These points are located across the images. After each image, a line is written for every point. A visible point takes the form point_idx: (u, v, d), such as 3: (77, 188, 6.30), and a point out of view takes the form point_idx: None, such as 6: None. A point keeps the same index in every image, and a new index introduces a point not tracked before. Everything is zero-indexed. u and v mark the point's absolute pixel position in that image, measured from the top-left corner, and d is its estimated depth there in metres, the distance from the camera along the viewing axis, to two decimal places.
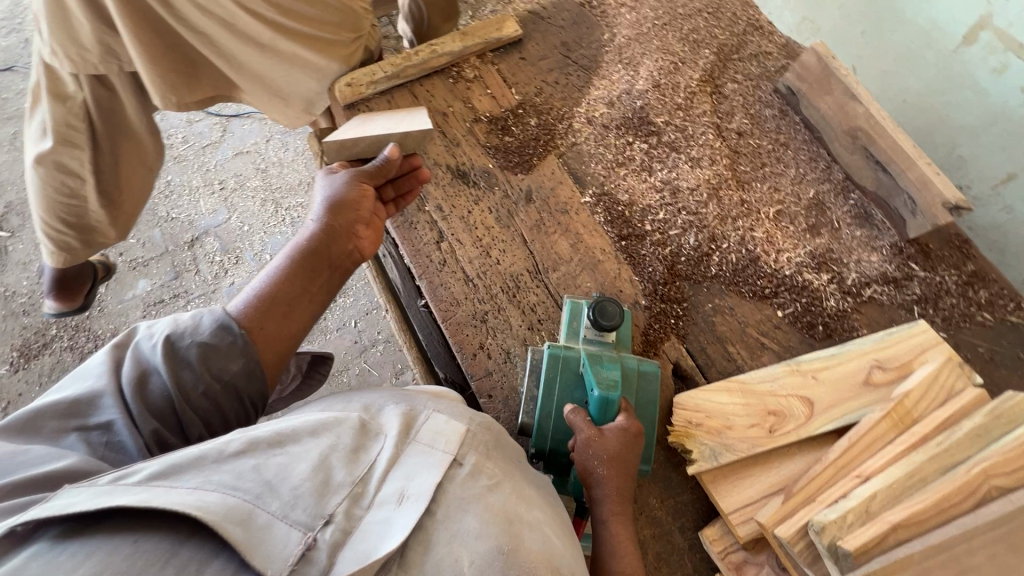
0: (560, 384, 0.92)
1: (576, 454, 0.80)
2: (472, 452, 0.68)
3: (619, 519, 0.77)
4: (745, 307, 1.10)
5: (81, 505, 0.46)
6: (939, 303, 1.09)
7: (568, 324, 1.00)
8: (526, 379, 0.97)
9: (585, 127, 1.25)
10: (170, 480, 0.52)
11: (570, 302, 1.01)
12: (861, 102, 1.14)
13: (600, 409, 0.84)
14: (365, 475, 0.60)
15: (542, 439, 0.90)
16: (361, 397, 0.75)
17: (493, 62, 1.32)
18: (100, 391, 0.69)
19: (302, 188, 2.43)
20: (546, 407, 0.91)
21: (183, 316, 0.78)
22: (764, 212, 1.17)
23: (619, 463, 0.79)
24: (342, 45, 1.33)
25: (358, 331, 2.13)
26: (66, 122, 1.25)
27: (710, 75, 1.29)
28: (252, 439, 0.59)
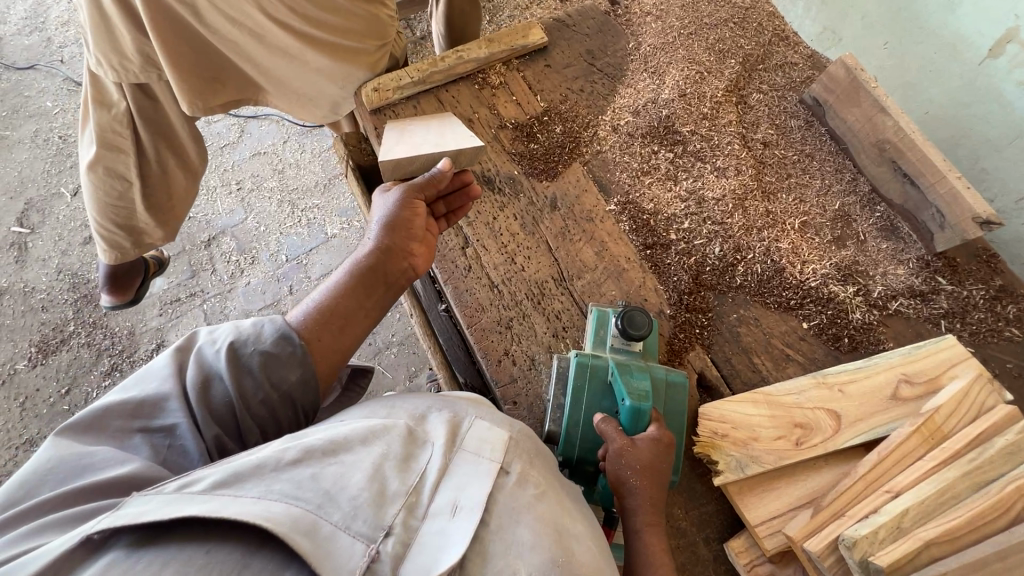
0: (589, 393, 0.92)
1: (608, 465, 0.81)
2: (517, 460, 0.72)
3: (652, 528, 0.77)
4: (770, 318, 1.10)
5: (152, 514, 0.51)
6: (966, 318, 1.08)
7: (594, 333, 1.00)
8: (552, 386, 0.97)
9: (611, 135, 1.25)
10: (233, 489, 0.56)
11: (597, 310, 1.01)
12: (889, 115, 1.13)
13: (631, 419, 0.84)
14: (417, 484, 0.65)
15: (569, 447, 0.91)
16: (404, 403, 0.78)
17: (519, 69, 1.33)
18: (165, 394, 0.72)
19: (318, 190, 2.45)
20: (574, 416, 0.91)
21: (245, 324, 0.81)
22: (790, 223, 1.16)
23: (651, 473, 0.79)
24: (367, 52, 1.33)
25: (373, 333, 2.14)
26: (112, 129, 1.28)
27: (736, 85, 1.30)
28: (307, 449, 0.63)
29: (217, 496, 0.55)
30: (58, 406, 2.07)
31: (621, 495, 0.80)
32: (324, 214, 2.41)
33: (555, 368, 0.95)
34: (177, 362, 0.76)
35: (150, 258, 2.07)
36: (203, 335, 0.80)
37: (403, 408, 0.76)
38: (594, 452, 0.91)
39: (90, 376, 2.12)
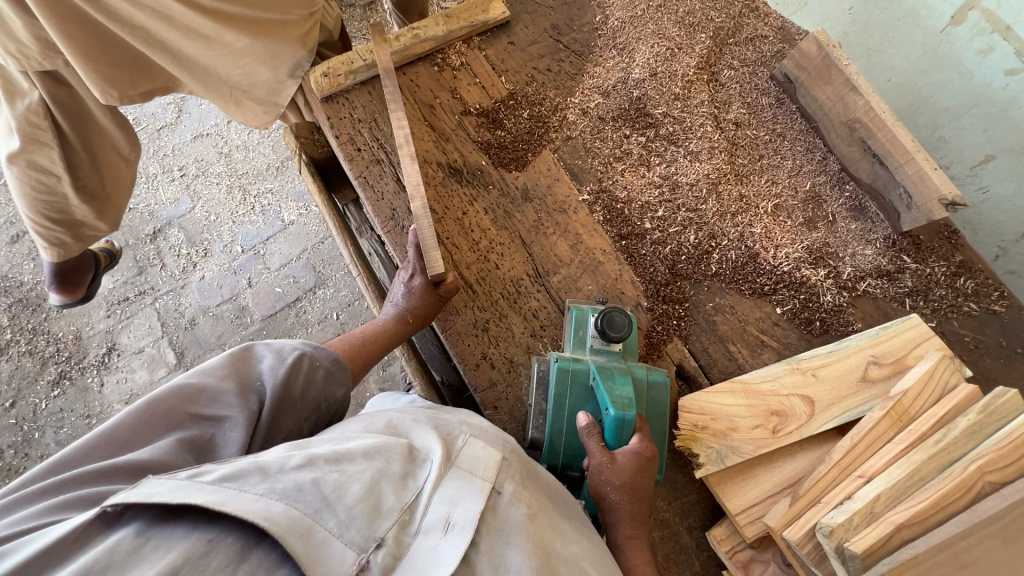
0: (570, 399, 0.93)
1: (593, 480, 0.85)
2: (508, 480, 0.75)
3: (633, 544, 0.83)
4: (745, 305, 1.10)
5: (161, 496, 0.55)
6: (929, 295, 1.12)
7: (574, 333, 0.99)
8: (533, 392, 0.97)
9: (581, 119, 1.19)
10: (237, 482, 0.59)
11: (575, 310, 1.00)
12: (861, 94, 1.10)
13: (615, 432, 0.86)
14: (412, 501, 0.67)
15: (552, 454, 0.93)
16: (395, 414, 0.83)
17: (480, 47, 1.24)
18: (223, 389, 0.84)
19: (270, 173, 2.29)
20: (557, 423, 0.92)
21: (299, 346, 0.95)
22: (762, 206, 1.15)
23: (632, 489, 0.83)
24: (293, 26, 1.19)
25: (341, 323, 2.11)
26: (28, 122, 1.13)
27: (707, 62, 1.24)
28: (310, 456, 0.66)
29: (223, 488, 0.57)
30: (4, 421, 1.94)
31: (603, 509, 0.85)
32: (279, 200, 2.26)
33: (537, 372, 0.95)
34: (235, 366, 0.88)
35: (99, 250, 1.90)
36: (261, 344, 0.93)
37: (403, 426, 0.79)
38: (577, 458, 0.93)
39: (37, 387, 1.99)
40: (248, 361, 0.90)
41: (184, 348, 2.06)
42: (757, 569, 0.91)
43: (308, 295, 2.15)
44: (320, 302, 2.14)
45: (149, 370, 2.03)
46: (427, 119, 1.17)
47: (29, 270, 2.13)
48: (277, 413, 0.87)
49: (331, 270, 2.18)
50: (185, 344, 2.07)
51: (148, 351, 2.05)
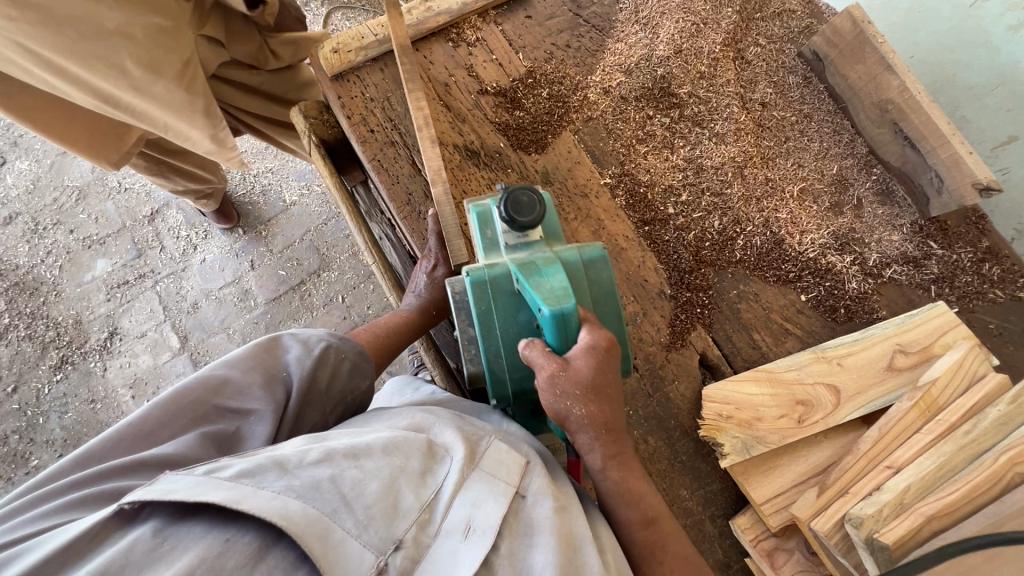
0: (497, 313, 0.87)
1: (549, 403, 0.78)
2: (534, 479, 0.73)
3: (616, 465, 0.78)
4: (770, 292, 1.08)
5: (178, 494, 0.56)
6: (954, 282, 1.10)
7: (483, 237, 0.92)
8: (459, 320, 0.93)
9: (602, 98, 1.14)
10: (253, 479, 0.60)
11: (476, 209, 0.92)
12: (895, 73, 1.06)
13: (549, 326, 0.78)
14: (431, 501, 0.66)
15: (500, 384, 0.88)
16: (422, 411, 0.79)
17: (496, 21, 1.18)
18: (248, 381, 0.83)
19: (270, 151, 2.22)
20: (491, 346, 0.87)
21: (323, 336, 0.93)
22: (788, 190, 1.12)
23: (596, 394, 0.76)
24: (174, 81, 1.06)
25: (347, 307, 2.08)
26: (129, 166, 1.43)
27: (733, 38, 1.18)
28: (329, 450, 0.65)
29: (240, 484, 0.59)
30: (7, 406, 1.92)
31: (570, 430, 0.78)
32: (280, 179, 2.20)
33: (453, 299, 0.89)
34: (263, 356, 0.87)
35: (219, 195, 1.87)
36: (288, 334, 0.91)
37: (426, 424, 0.77)
38: (525, 376, 0.89)
39: (38, 371, 1.96)
40: (277, 351, 0.89)
41: (187, 332, 2.03)
42: (781, 558, 0.91)
43: (311, 277, 2.11)
44: (325, 285, 2.09)
45: (152, 354, 2.00)
46: (442, 98, 1.12)
47: (24, 252, 2.08)
48: (305, 404, 0.86)
49: (335, 252, 2.13)
50: (188, 328, 2.03)
51: (150, 335, 2.02)
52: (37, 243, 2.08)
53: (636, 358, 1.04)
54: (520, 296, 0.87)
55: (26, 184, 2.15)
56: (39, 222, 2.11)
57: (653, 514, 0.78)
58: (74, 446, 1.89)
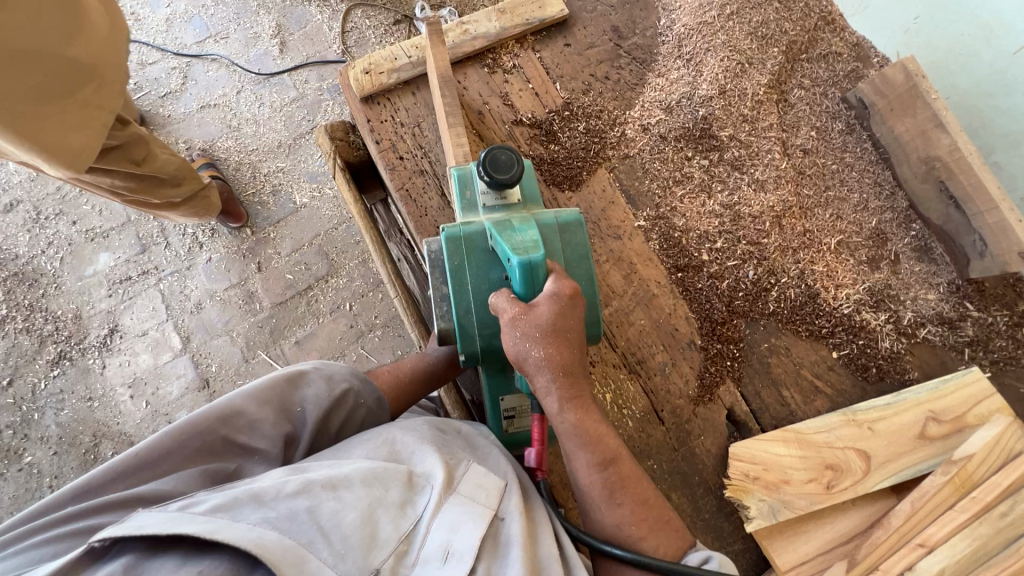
0: (471, 269, 0.87)
1: (511, 346, 0.77)
2: (512, 501, 0.75)
3: (574, 408, 0.76)
4: (802, 347, 1.06)
5: (152, 528, 0.58)
6: (989, 346, 1.07)
7: (461, 196, 0.92)
8: (434, 278, 0.91)
9: (640, 136, 1.11)
10: (229, 513, 0.63)
11: (457, 169, 0.93)
12: (947, 132, 1.04)
13: (523, 282, 0.78)
14: (409, 530, 0.68)
15: (469, 341, 0.87)
16: (402, 434, 0.80)
17: (534, 48, 1.14)
18: (259, 419, 0.81)
19: (283, 151, 2.16)
20: (463, 302, 0.86)
21: (340, 373, 0.90)
22: (826, 243, 1.09)
23: (556, 336, 0.76)
24: None
25: (354, 315, 2.03)
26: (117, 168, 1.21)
27: (778, 80, 1.15)
28: (305, 482, 0.68)
29: (215, 517, 0.61)
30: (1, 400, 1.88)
31: (529, 373, 0.77)
32: (290, 179, 2.14)
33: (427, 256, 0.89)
34: (282, 388, 0.84)
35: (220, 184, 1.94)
36: (311, 367, 0.89)
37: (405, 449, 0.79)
38: (495, 336, 0.87)
39: (35, 366, 1.91)
40: (295, 385, 0.86)
41: (190, 332, 1.98)
42: None
43: (319, 282, 2.06)
44: (332, 292, 2.05)
45: (152, 354, 1.96)
46: (475, 127, 1.08)
47: (25, 242, 2.02)
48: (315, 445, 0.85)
49: (344, 258, 2.08)
50: (190, 329, 1.99)
51: (151, 334, 1.98)
52: (38, 233, 2.03)
53: (663, 411, 1.01)
54: (495, 253, 0.87)
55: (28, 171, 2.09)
56: (41, 211, 2.05)
57: (612, 454, 0.75)
58: (70, 445, 1.85)
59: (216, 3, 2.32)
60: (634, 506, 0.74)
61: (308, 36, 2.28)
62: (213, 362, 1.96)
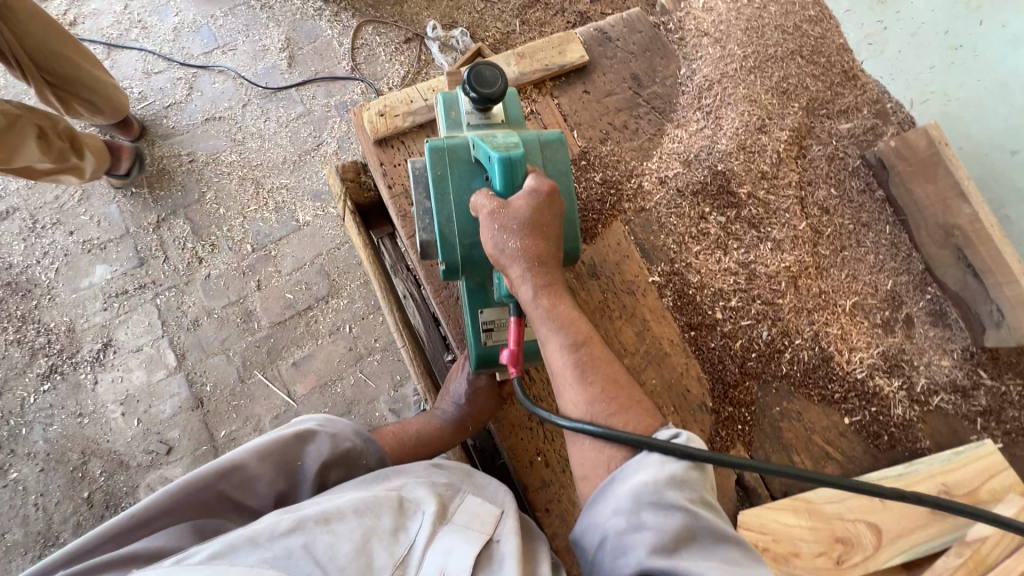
0: (453, 178, 0.85)
1: (489, 242, 0.76)
2: (508, 526, 0.71)
3: (548, 295, 0.74)
4: (813, 412, 1.04)
5: None
6: (1002, 416, 1.06)
7: (446, 116, 0.92)
8: (416, 193, 0.89)
9: (657, 189, 1.09)
10: (226, 559, 0.62)
11: (444, 93, 0.94)
12: (968, 201, 1.04)
13: (506, 177, 0.77)
14: (405, 557, 0.66)
15: (449, 247, 0.83)
16: (396, 473, 0.79)
17: (553, 94, 1.13)
18: (258, 480, 0.76)
19: (288, 167, 2.13)
20: (444, 211, 0.83)
21: (345, 430, 0.85)
22: (841, 305, 1.08)
23: (534, 230, 0.75)
24: None
25: (354, 338, 2.00)
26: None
27: (797, 136, 1.13)
28: (299, 518, 0.66)
29: (212, 566, 0.60)
30: None
31: (505, 266, 0.76)
32: (294, 197, 2.11)
33: (411, 169, 0.87)
34: (286, 446, 0.79)
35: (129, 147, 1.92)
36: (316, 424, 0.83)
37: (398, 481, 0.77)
38: (477, 245, 0.85)
39: (24, 379, 1.87)
40: (300, 442, 0.80)
41: (185, 349, 1.95)
42: None
43: (320, 302, 2.03)
44: (333, 313, 2.02)
45: (146, 370, 1.92)
46: None
47: (19, 251, 1.98)
48: None
49: (346, 279, 2.06)
50: (186, 346, 1.95)
51: (146, 350, 1.94)
52: (34, 243, 1.99)
53: None
54: (478, 164, 0.85)
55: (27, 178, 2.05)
56: (38, 220, 2.01)
57: (585, 337, 0.72)
58: (57, 462, 1.80)
59: (225, 14, 2.30)
60: (606, 387, 0.70)
61: (318, 50, 2.26)
62: (207, 381, 1.92)
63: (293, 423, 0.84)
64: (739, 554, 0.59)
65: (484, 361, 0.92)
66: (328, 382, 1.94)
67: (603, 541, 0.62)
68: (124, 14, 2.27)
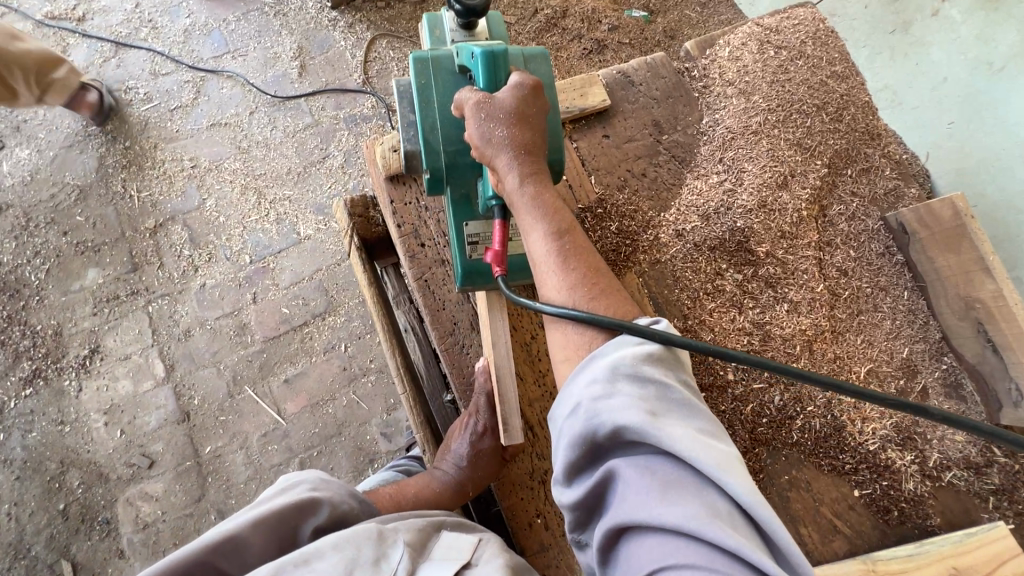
0: (438, 86, 0.83)
1: (473, 132, 0.73)
2: (484, 552, 0.73)
3: (535, 183, 0.71)
4: (823, 482, 1.01)
5: None
6: (1015, 496, 1.02)
7: (430, 37, 0.93)
8: (399, 109, 0.87)
9: (673, 241, 1.06)
10: None
11: (428, 15, 0.94)
12: (993, 277, 1.01)
13: (489, 71, 0.77)
14: None
15: (434, 154, 0.81)
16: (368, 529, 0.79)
17: (572, 137, 1.11)
18: (250, 549, 0.69)
19: (292, 179, 2.09)
20: (430, 119, 0.81)
21: (339, 492, 0.81)
22: (858, 371, 1.03)
23: (519, 120, 0.73)
24: None
25: (349, 357, 1.95)
26: None
27: (818, 195, 1.11)
28: (278, 565, 0.63)
29: None
30: None
31: (490, 159, 0.73)
32: (296, 209, 2.06)
33: (396, 85, 0.86)
34: (280, 515, 0.73)
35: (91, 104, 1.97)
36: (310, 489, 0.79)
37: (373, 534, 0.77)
38: (463, 153, 0.83)
39: (6, 382, 1.81)
40: (297, 510, 0.75)
41: (175, 360, 1.89)
42: None
43: (316, 318, 1.98)
44: (329, 331, 1.97)
45: (133, 380, 1.86)
46: None
47: (10, 249, 1.93)
48: None
49: (344, 296, 2.01)
50: (176, 357, 1.90)
51: (134, 359, 1.88)
52: (26, 241, 1.94)
53: None
54: (462, 73, 0.84)
55: (23, 174, 2.00)
56: (31, 218, 1.96)
57: (569, 225, 0.70)
58: (34, 471, 1.74)
59: (238, 18, 2.27)
60: (587, 272, 0.67)
61: (330, 61, 2.23)
62: (195, 395, 1.87)
63: (287, 488, 0.80)
64: (714, 427, 0.55)
65: (467, 277, 0.90)
66: (319, 402, 1.89)
67: (576, 409, 0.57)
68: (134, 13, 2.24)
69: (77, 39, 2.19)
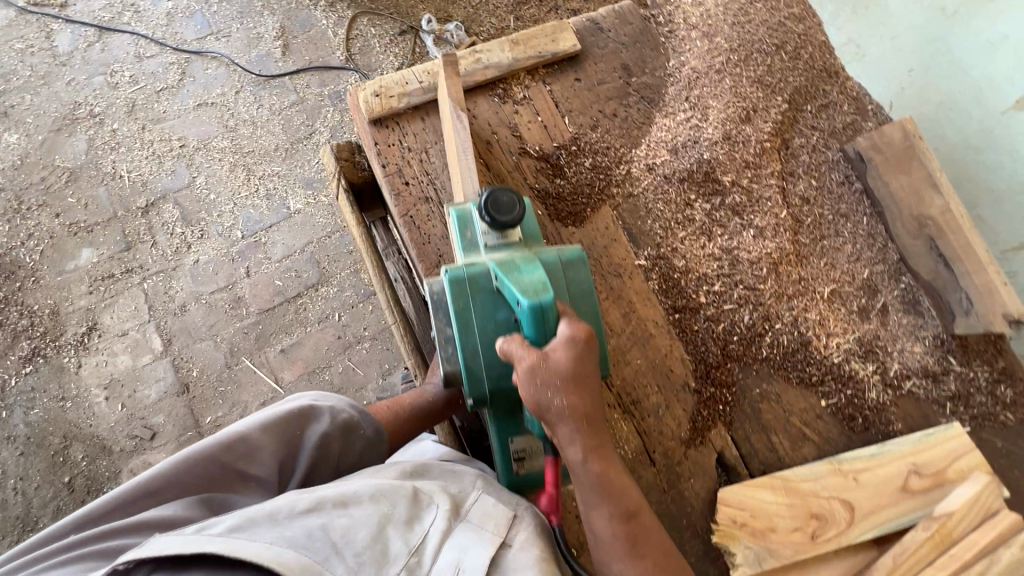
0: (476, 309, 0.87)
1: (529, 393, 0.75)
2: (519, 532, 0.76)
3: (597, 458, 0.74)
4: (791, 395, 1.06)
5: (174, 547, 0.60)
6: (969, 402, 1.07)
7: (461, 235, 0.93)
8: (435, 317, 0.90)
9: (644, 176, 1.12)
10: (244, 533, 0.65)
11: (457, 210, 0.94)
12: (939, 193, 1.09)
13: (537, 327, 0.77)
14: (420, 543, 0.70)
15: (476, 381, 0.86)
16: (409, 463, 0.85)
17: (546, 82, 1.16)
18: (259, 447, 0.79)
19: (280, 155, 2.13)
20: (470, 344, 0.86)
21: (339, 403, 0.88)
22: (820, 291, 1.10)
23: (578, 385, 0.74)
24: None
25: (343, 326, 2.00)
26: None
27: (780, 130, 1.17)
28: (318, 499, 0.70)
29: (233, 538, 0.63)
30: None
31: (551, 423, 0.75)
32: (285, 184, 2.11)
33: (431, 298, 0.88)
34: (285, 420, 0.82)
35: None
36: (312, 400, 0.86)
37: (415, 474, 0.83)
38: (504, 375, 0.87)
39: (6, 361, 1.85)
40: (299, 418, 0.83)
41: (172, 334, 1.93)
42: None
43: (308, 289, 2.03)
44: (321, 301, 2.02)
45: (132, 355, 1.90)
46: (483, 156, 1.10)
47: (4, 232, 1.96)
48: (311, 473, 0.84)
49: (336, 267, 2.06)
50: (173, 331, 1.94)
51: (132, 335, 1.92)
52: (20, 224, 1.97)
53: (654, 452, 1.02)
54: (499, 293, 0.87)
55: (13, 159, 2.03)
56: (23, 201, 1.99)
57: (633, 507, 0.74)
58: (39, 446, 1.78)
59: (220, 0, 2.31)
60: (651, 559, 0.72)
61: (312, 40, 2.27)
62: (194, 367, 1.91)
63: (290, 401, 0.87)
64: None
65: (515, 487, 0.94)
66: (315, 369, 1.94)
67: None
68: None
69: (60, 25, 2.22)
